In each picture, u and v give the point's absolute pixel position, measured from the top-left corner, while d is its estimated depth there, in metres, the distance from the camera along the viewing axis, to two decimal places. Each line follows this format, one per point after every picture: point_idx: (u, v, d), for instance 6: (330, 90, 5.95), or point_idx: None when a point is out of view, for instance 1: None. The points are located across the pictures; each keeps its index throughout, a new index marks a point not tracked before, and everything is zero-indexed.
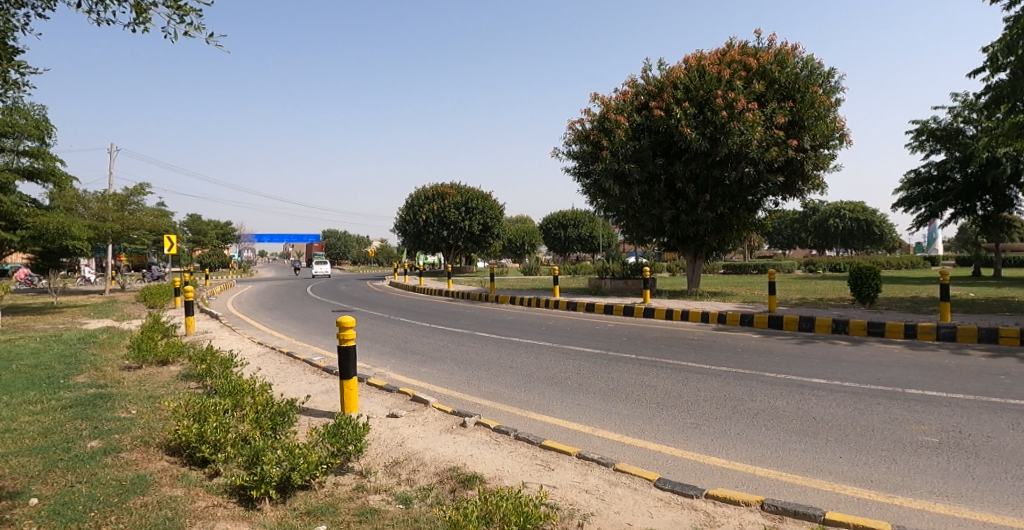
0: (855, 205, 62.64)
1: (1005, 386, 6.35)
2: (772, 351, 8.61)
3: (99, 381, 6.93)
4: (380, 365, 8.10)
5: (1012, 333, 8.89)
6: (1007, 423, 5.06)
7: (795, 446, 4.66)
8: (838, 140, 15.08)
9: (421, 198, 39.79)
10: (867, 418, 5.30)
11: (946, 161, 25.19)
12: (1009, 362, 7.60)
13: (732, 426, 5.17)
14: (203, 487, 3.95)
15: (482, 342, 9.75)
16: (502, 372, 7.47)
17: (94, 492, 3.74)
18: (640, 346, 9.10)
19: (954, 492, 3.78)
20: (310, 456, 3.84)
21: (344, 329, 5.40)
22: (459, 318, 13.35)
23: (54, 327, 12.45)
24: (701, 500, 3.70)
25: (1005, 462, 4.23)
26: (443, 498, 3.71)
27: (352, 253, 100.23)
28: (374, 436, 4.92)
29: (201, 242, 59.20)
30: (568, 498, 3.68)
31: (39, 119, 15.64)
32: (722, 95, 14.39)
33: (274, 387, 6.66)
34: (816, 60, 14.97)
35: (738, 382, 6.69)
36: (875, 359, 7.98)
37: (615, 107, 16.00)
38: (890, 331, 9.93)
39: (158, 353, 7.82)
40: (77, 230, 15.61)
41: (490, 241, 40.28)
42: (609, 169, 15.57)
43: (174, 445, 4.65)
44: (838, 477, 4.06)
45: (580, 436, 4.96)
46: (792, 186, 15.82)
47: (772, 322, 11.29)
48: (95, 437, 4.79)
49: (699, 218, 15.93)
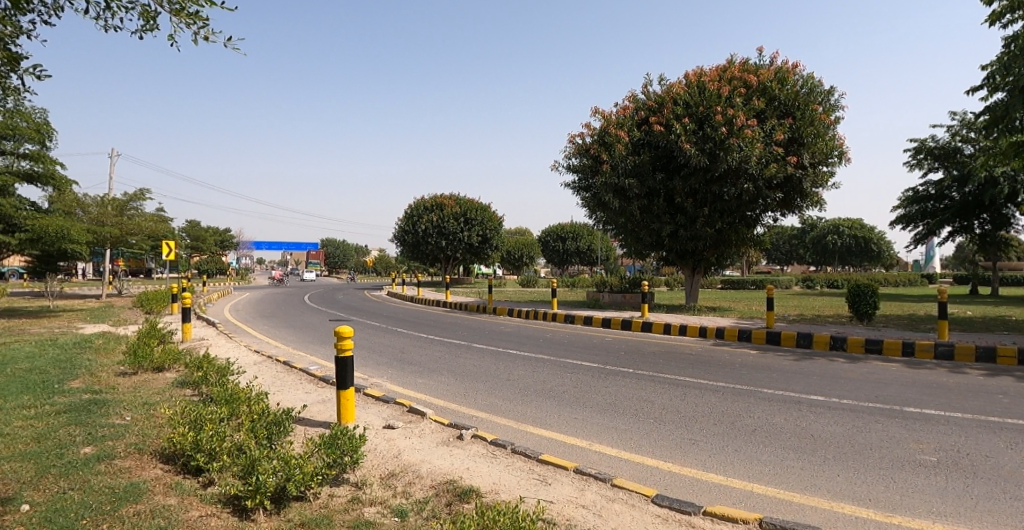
0: (854, 221, 62.77)
1: (1006, 405, 6.35)
2: (769, 367, 8.59)
3: (95, 386, 6.90)
4: (376, 375, 8.09)
5: (1009, 352, 8.99)
6: (1005, 442, 5.07)
7: (793, 464, 4.64)
8: (837, 157, 15.16)
9: (420, 208, 39.68)
10: (865, 436, 5.29)
11: (944, 180, 25.22)
12: (1007, 381, 7.60)
13: (730, 442, 5.16)
14: (196, 497, 3.92)
15: (479, 354, 9.72)
16: (499, 384, 7.47)
17: (87, 499, 3.71)
18: (637, 360, 9.10)
19: (953, 512, 3.76)
20: (306, 467, 3.84)
21: (342, 339, 5.36)
22: (455, 329, 13.32)
23: (49, 332, 12.38)
24: (699, 517, 3.68)
25: (1005, 482, 4.22)
26: (439, 512, 3.69)
27: (351, 262, 99.92)
28: (370, 447, 4.92)
29: (199, 249, 59.20)
30: (566, 514, 3.67)
31: (40, 122, 15.69)
32: (722, 111, 14.48)
33: (270, 397, 6.64)
34: (816, 77, 15.10)
35: (736, 398, 6.68)
36: (874, 376, 7.98)
37: (615, 121, 16.06)
38: (888, 349, 9.91)
39: (154, 359, 7.80)
40: (74, 233, 15.55)
41: (489, 253, 40.40)
42: (608, 183, 15.70)
43: (167, 453, 4.62)
44: (837, 496, 4.05)
45: (577, 451, 4.95)
46: (791, 203, 15.87)
47: (771, 338, 11.26)
48: (88, 444, 4.76)
49: (698, 233, 15.96)
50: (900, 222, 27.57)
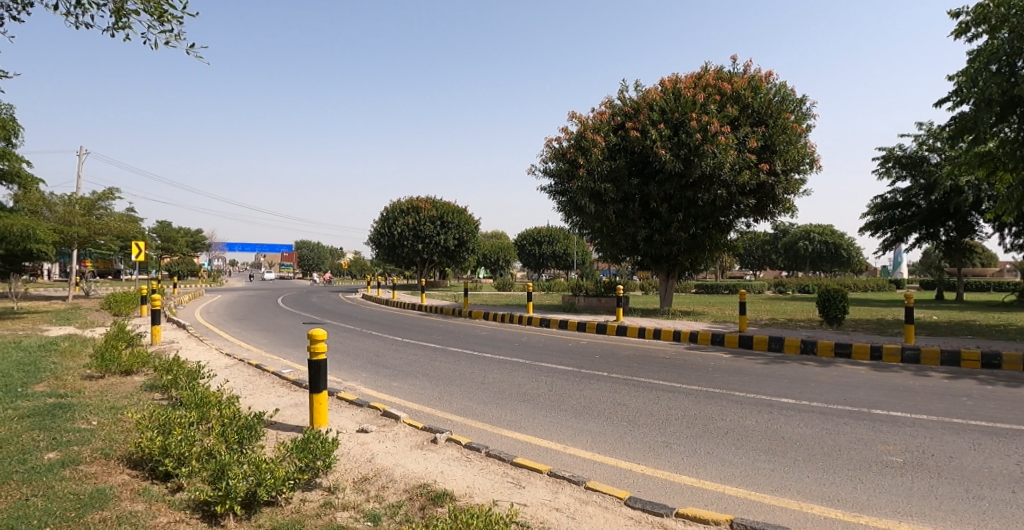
0: (825, 227, 64.14)
1: (970, 407, 6.54)
2: (742, 370, 8.72)
3: (60, 390, 6.73)
4: (349, 379, 8.00)
5: (972, 356, 9.27)
6: (969, 443, 5.23)
7: (764, 465, 4.72)
8: (808, 165, 15.47)
9: (396, 211, 39.44)
10: (834, 437, 5.41)
11: (911, 188, 25.91)
12: (970, 384, 7.83)
13: (702, 445, 5.23)
14: (165, 502, 3.86)
15: (454, 358, 9.69)
16: (474, 388, 7.45)
17: (51, 505, 3.63)
18: (612, 364, 9.13)
19: (920, 511, 3.87)
20: (277, 471, 3.80)
21: (315, 342, 5.30)
22: (431, 333, 13.23)
23: (12, 334, 12.01)
24: (672, 519, 3.73)
25: (968, 482, 4.35)
26: (412, 516, 3.67)
27: (325, 265, 98.89)
28: (343, 451, 4.88)
29: (170, 249, 58.03)
30: (539, 516, 3.69)
31: (6, 119, 15.29)
32: (696, 118, 14.68)
33: (241, 400, 6.54)
34: (788, 87, 15.40)
35: (709, 401, 6.76)
36: (843, 379, 8.15)
37: (592, 126, 16.16)
38: (857, 353, 10.13)
39: (122, 363, 7.64)
40: (40, 233, 15.15)
41: (465, 256, 40.26)
42: (584, 188, 15.83)
43: (135, 458, 4.52)
44: (806, 496, 4.14)
45: (551, 454, 4.97)
46: (764, 208, 16.12)
47: (743, 342, 11.42)
48: (52, 449, 4.65)
49: (672, 238, 16.17)
50: (869, 228, 28.19)
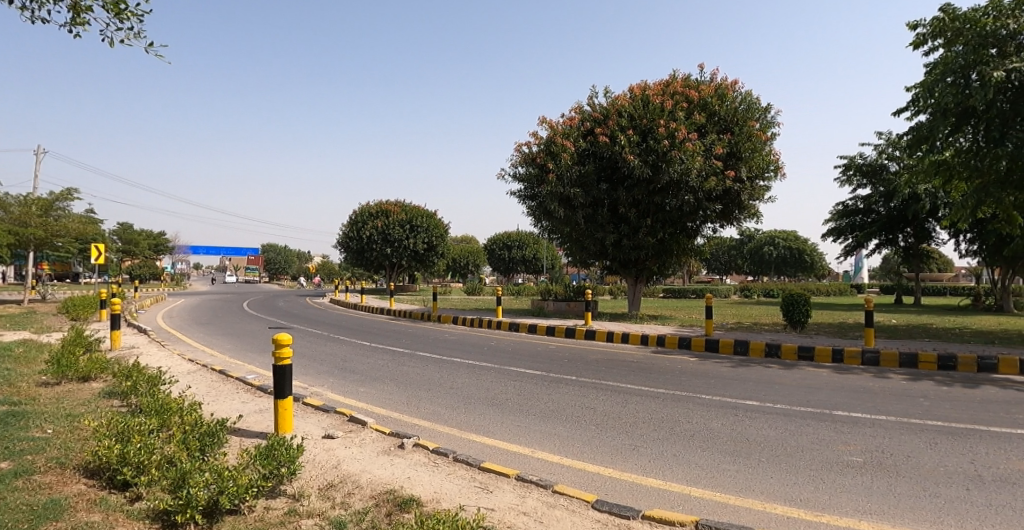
0: (790, 234, 65.86)
1: (925, 408, 6.76)
2: (708, 373, 8.86)
3: (13, 397, 6.49)
4: (316, 384, 7.89)
5: (929, 358, 9.57)
6: (924, 443, 5.41)
7: (729, 467, 4.82)
8: (773, 173, 15.83)
9: (365, 215, 39.10)
10: (796, 438, 5.54)
11: (872, 195, 26.70)
12: (925, 385, 8.11)
13: (669, 447, 5.30)
14: (123, 512, 3.75)
15: (423, 362, 9.63)
16: (443, 393, 7.41)
17: (1, 518, 3.50)
18: (581, 368, 9.19)
19: (878, 509, 3.99)
20: (241, 479, 3.73)
21: (281, 347, 5.20)
22: (399, 337, 13.11)
23: None
24: (638, 521, 3.78)
25: (923, 480, 4.50)
26: (378, 522, 3.64)
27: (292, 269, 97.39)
28: (309, 457, 4.82)
29: (131, 252, 56.52)
30: (506, 521, 3.69)
31: None
32: (664, 124, 14.91)
33: (204, 406, 6.41)
34: (753, 95, 15.77)
35: (676, 404, 6.85)
36: (805, 381, 8.35)
37: (561, 131, 16.30)
38: (819, 355, 10.39)
39: (80, 369, 7.40)
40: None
41: (434, 260, 40.10)
42: (553, 193, 15.89)
43: (92, 468, 4.39)
44: (770, 497, 4.23)
45: (520, 458, 4.98)
46: (730, 214, 16.43)
47: (709, 345, 11.61)
48: (3, 459, 4.48)
49: (640, 243, 16.35)
50: (831, 234, 28.95)
